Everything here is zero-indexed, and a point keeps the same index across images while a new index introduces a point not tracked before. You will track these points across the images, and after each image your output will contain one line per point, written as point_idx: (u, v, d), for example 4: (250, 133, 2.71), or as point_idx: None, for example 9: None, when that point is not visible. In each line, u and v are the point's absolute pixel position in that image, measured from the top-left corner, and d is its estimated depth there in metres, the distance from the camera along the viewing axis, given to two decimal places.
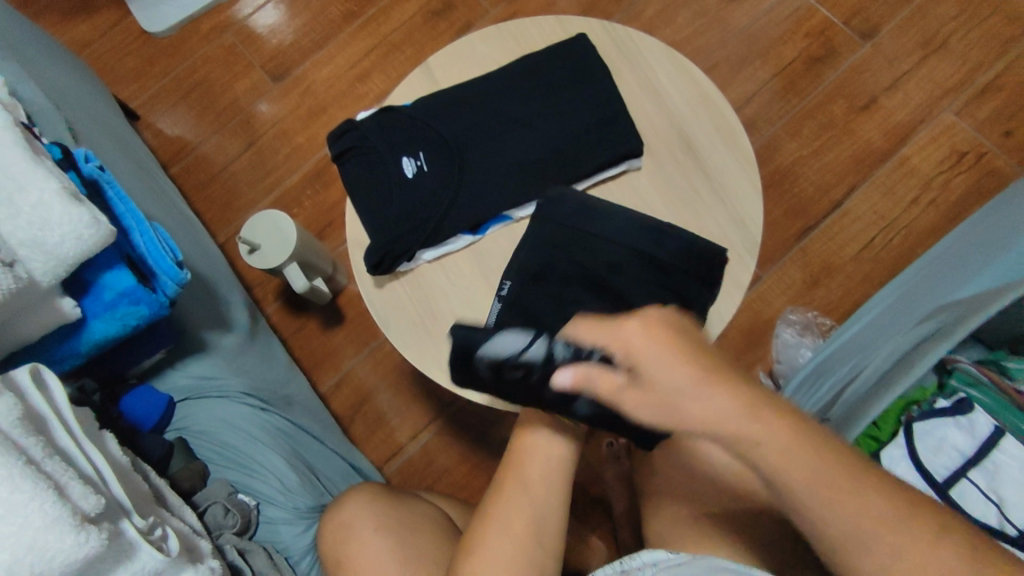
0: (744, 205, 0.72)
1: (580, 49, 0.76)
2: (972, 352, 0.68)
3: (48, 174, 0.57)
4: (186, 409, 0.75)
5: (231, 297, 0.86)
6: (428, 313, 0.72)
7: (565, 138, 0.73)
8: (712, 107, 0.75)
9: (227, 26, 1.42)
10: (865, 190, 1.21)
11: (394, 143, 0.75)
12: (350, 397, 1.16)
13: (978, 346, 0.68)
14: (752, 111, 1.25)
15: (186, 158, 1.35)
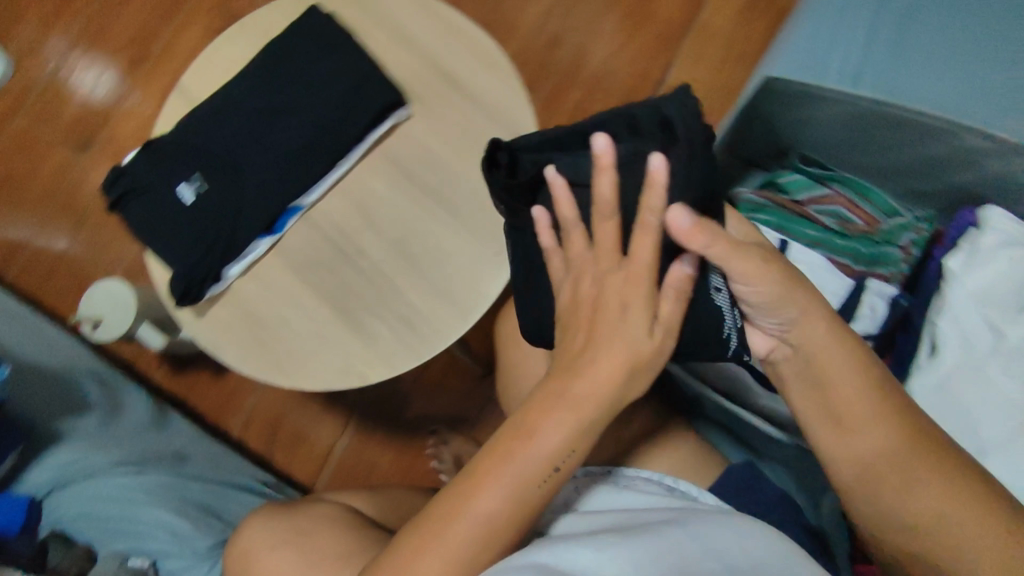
0: (519, 122, 0.73)
1: (319, 21, 0.74)
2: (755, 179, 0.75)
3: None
4: (56, 500, 0.73)
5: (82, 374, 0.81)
6: (253, 325, 0.72)
7: (328, 112, 0.71)
8: (461, 35, 0.75)
9: (16, 111, 1.34)
10: (678, 66, 1.26)
11: (162, 172, 0.72)
12: (264, 430, 1.17)
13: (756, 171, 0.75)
14: (555, 26, 1.29)
15: (19, 259, 1.28)
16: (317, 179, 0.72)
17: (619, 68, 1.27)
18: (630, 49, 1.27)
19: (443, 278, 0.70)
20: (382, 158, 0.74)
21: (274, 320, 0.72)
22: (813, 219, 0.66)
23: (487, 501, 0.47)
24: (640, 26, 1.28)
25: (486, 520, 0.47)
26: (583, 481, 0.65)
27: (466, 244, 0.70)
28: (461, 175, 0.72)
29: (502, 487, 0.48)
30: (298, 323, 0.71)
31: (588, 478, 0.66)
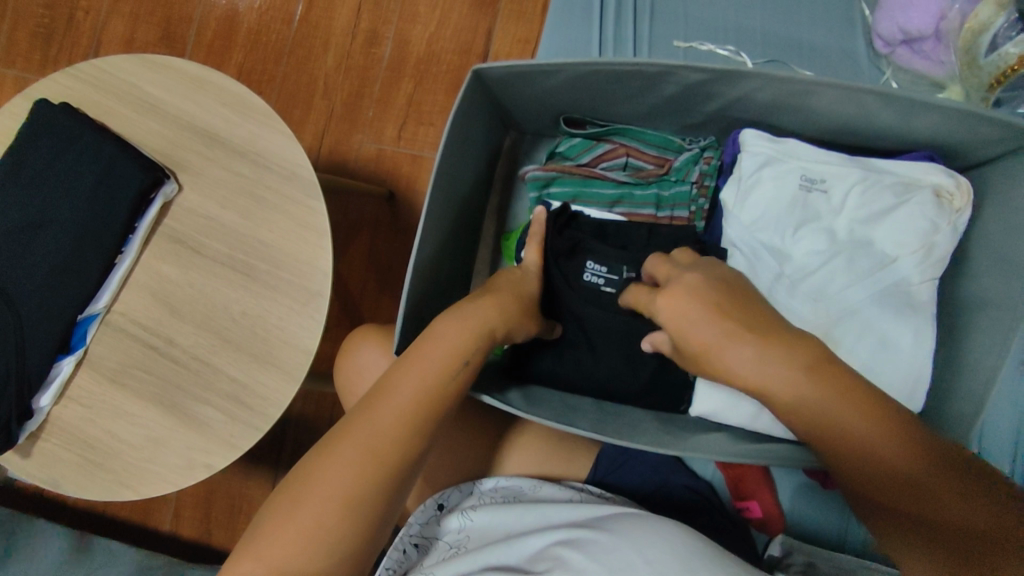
0: (292, 162, 0.69)
1: (52, 117, 0.69)
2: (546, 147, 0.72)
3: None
4: None
5: None
6: (85, 446, 0.68)
7: (81, 211, 0.66)
8: (209, 87, 0.71)
9: None
10: (500, 27, 1.19)
11: None
12: (194, 516, 1.13)
13: (545, 140, 0.72)
14: (367, 23, 1.23)
15: None
16: (99, 282, 0.67)
17: (442, 46, 1.20)
18: (447, 23, 1.21)
19: (257, 345, 0.67)
20: (169, 240, 0.70)
21: (103, 436, 0.68)
22: (603, 177, 0.65)
23: (336, 467, 0.46)
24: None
25: (336, 491, 0.45)
26: (472, 505, 0.61)
27: (272, 304, 0.67)
28: (248, 235, 0.69)
29: (353, 460, 0.46)
30: (129, 432, 0.67)
31: (477, 499, 0.62)
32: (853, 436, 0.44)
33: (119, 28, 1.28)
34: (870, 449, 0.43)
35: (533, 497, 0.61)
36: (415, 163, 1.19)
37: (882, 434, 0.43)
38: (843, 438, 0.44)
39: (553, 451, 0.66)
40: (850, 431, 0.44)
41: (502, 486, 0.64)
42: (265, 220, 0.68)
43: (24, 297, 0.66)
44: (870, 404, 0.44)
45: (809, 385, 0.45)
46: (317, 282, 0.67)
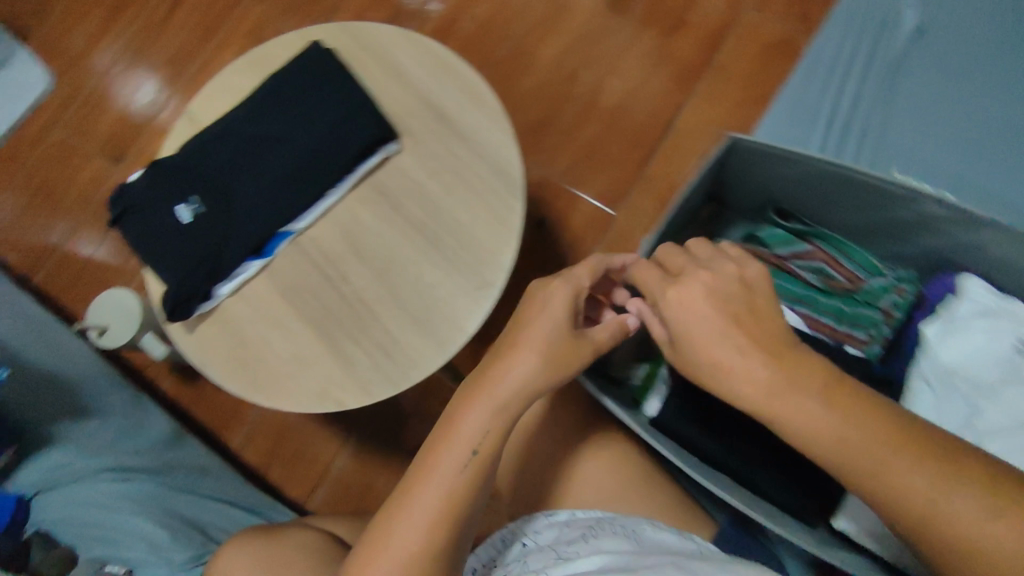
0: (507, 160, 0.74)
1: (319, 57, 0.77)
2: (733, 231, 0.72)
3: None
4: (45, 501, 0.77)
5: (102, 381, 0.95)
6: (239, 342, 0.74)
7: (317, 141, 0.74)
8: (451, 70, 0.77)
9: (55, 125, 1.43)
10: (694, 106, 1.25)
11: (162, 194, 0.76)
12: (264, 444, 1.19)
13: (736, 223, 0.73)
14: (573, 65, 1.31)
15: (44, 266, 1.34)
16: (306, 203, 0.74)
17: (635, 105, 1.27)
18: (645, 89, 1.27)
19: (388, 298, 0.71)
20: (374, 190, 0.76)
21: (258, 339, 0.74)
22: (795, 274, 0.65)
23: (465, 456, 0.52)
24: (655, 68, 1.28)
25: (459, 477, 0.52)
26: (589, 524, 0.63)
27: (446, 276, 0.71)
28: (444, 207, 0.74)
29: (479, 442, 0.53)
30: (282, 343, 0.73)
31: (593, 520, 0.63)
32: (892, 470, 0.43)
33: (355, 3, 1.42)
34: (906, 479, 0.43)
35: (649, 535, 0.60)
36: (573, 201, 1.24)
37: (916, 461, 0.43)
38: (880, 467, 0.44)
39: (636, 495, 0.66)
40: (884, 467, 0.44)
41: (593, 514, 0.65)
42: (464, 201, 0.73)
43: (246, 198, 0.74)
44: (904, 438, 0.44)
45: (841, 414, 0.45)
46: (492, 273, 0.71)
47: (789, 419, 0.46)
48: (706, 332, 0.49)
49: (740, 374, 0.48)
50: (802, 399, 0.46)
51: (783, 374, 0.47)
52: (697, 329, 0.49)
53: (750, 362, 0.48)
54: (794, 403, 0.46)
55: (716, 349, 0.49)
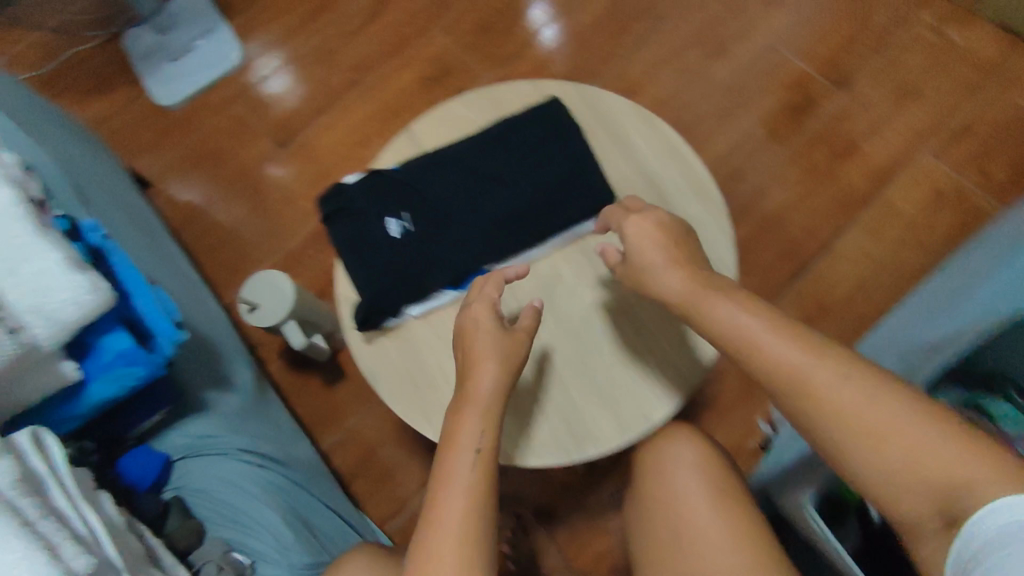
0: (721, 258, 0.74)
1: (558, 112, 0.78)
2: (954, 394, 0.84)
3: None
4: (183, 468, 0.77)
5: (233, 359, 0.95)
6: (415, 366, 0.74)
7: (543, 193, 0.74)
8: (680, 158, 0.78)
9: (236, 98, 1.55)
10: (853, 233, 1.23)
11: (374, 203, 0.75)
12: (354, 454, 1.19)
13: (959, 388, 0.85)
14: (739, 162, 1.30)
15: (198, 223, 1.45)
16: (514, 248, 0.74)
17: (794, 217, 1.25)
18: (807, 204, 1.26)
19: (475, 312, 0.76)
20: (580, 253, 0.77)
21: (435, 367, 0.74)
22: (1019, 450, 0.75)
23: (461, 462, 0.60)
24: (824, 185, 1.26)
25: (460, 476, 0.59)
26: None
27: (638, 359, 0.72)
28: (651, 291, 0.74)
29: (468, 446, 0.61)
30: None
31: None
32: (864, 411, 0.54)
33: (539, 53, 1.45)
34: (886, 418, 0.53)
35: None
36: None
37: (901, 405, 0.54)
38: (865, 415, 0.54)
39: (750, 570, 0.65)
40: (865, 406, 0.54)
41: None
42: None
43: (459, 230, 0.74)
44: (894, 394, 0.54)
45: (831, 371, 0.56)
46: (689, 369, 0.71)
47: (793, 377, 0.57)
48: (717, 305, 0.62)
49: (737, 331, 0.60)
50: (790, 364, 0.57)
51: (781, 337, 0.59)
52: (663, 274, 0.65)
53: (745, 329, 0.60)
54: (780, 369, 0.58)
55: (717, 313, 0.62)
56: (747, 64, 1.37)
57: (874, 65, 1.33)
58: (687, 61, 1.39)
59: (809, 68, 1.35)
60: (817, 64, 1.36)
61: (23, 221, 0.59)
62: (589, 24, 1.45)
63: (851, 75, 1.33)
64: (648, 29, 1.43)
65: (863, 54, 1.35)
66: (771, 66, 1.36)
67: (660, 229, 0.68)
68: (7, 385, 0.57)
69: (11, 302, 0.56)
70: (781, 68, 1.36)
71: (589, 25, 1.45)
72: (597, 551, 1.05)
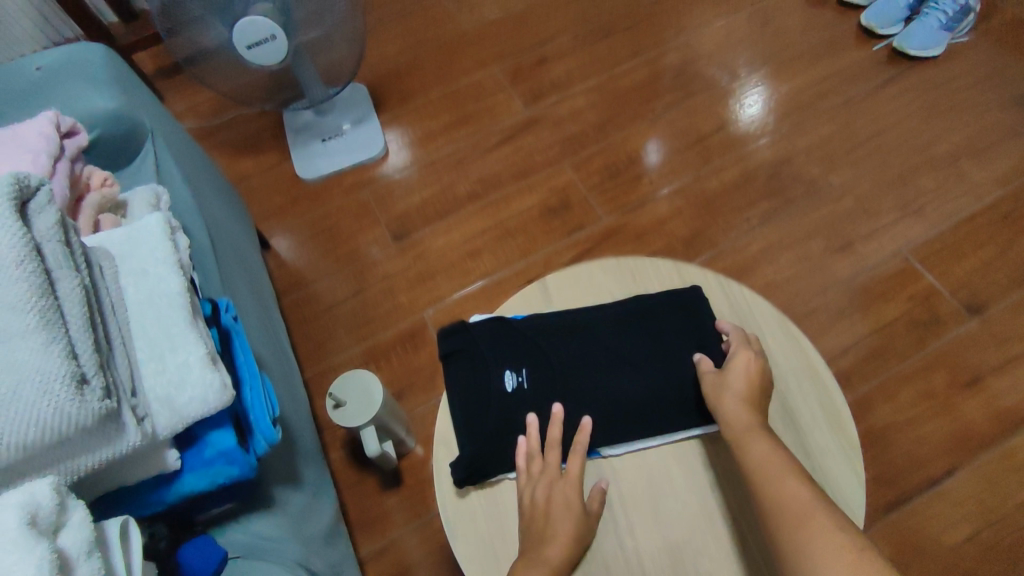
0: (850, 505, 0.68)
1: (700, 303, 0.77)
2: None
3: (86, 333, 0.51)
4: (238, 567, 0.72)
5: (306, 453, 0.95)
6: (497, 533, 0.70)
7: (669, 385, 0.72)
8: (818, 380, 0.75)
9: (367, 185, 1.64)
10: (969, 474, 1.12)
11: (496, 351, 0.75)
12: (387, 571, 1.13)
13: None
14: (849, 364, 1.24)
15: (299, 291, 1.50)
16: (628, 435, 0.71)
17: (903, 439, 1.16)
18: (920, 428, 1.17)
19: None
20: (694, 455, 0.71)
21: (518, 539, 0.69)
22: None
23: None
24: (943, 413, 1.18)
25: None
26: None
27: None
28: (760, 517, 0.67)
29: None
30: None
31: None
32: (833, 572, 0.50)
33: (662, 208, 1.48)
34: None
35: None
36: None
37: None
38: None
39: None
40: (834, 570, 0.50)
41: None
42: None
43: (576, 402, 0.72)
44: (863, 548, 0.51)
45: (829, 540, 0.52)
46: None
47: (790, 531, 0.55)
48: (775, 470, 0.60)
49: (776, 485, 0.59)
50: (802, 519, 0.55)
51: (806, 503, 0.56)
52: (723, 400, 0.67)
53: (775, 476, 0.59)
54: (786, 517, 0.56)
55: (757, 454, 0.62)
56: (874, 266, 1.34)
57: (1012, 299, 1.27)
58: (811, 248, 1.38)
59: (940, 285, 1.31)
60: (949, 283, 1.31)
61: (181, 311, 0.61)
62: (717, 192, 1.47)
63: (986, 304, 1.27)
64: (776, 208, 1.43)
65: (1001, 285, 1.29)
66: (900, 274, 1.33)
67: (747, 372, 0.69)
68: (115, 464, 0.58)
69: (146, 388, 0.57)
70: (910, 278, 1.32)
71: (716, 192, 1.47)
72: None
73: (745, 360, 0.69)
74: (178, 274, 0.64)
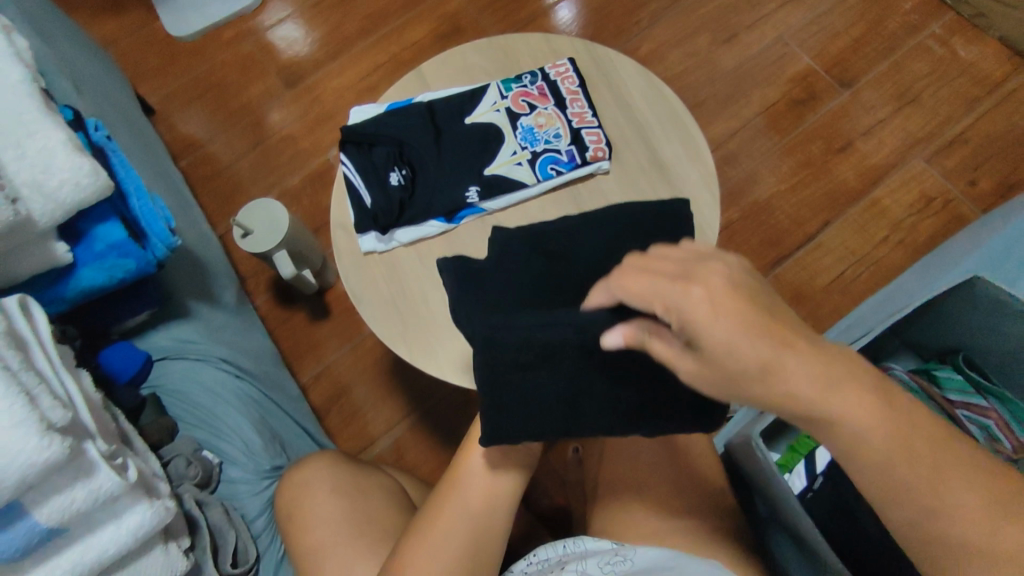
0: (705, 219, 0.77)
1: (567, 69, 0.82)
2: None
3: None
4: (163, 367, 0.79)
5: (220, 278, 0.97)
6: (399, 290, 0.76)
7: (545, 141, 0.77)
8: (678, 121, 0.81)
9: (248, 36, 1.55)
10: (838, 227, 1.26)
11: (382, 135, 0.80)
12: (329, 389, 1.20)
13: None
14: (735, 146, 1.33)
15: (195, 153, 1.46)
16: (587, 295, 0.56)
17: (782, 205, 1.28)
18: (794, 194, 1.29)
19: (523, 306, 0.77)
20: (568, 196, 0.78)
21: (419, 294, 0.76)
22: None
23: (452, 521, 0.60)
24: (818, 177, 1.30)
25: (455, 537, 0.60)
26: None
27: None
28: None
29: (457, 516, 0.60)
30: (439, 308, 0.75)
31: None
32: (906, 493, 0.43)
33: (554, 23, 1.46)
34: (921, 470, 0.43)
35: None
36: None
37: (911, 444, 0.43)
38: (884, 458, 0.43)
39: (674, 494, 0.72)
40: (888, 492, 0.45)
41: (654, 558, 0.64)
42: None
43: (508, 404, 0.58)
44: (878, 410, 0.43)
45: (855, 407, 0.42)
46: None
47: (808, 406, 0.42)
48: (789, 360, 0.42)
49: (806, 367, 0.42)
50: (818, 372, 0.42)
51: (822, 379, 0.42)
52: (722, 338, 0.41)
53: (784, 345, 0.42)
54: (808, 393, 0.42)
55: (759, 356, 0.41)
56: (757, 52, 1.39)
57: (878, 68, 1.36)
58: (699, 44, 1.41)
59: (815, 64, 1.38)
60: (823, 61, 1.38)
61: (32, 102, 0.61)
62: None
63: (855, 76, 1.36)
64: (665, 8, 1.44)
65: (869, 56, 1.37)
66: (780, 58, 1.38)
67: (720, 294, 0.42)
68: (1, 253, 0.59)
69: (11, 174, 0.58)
70: (790, 62, 1.38)
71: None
72: (555, 505, 1.05)
73: (720, 273, 0.43)
74: (22, 70, 0.62)
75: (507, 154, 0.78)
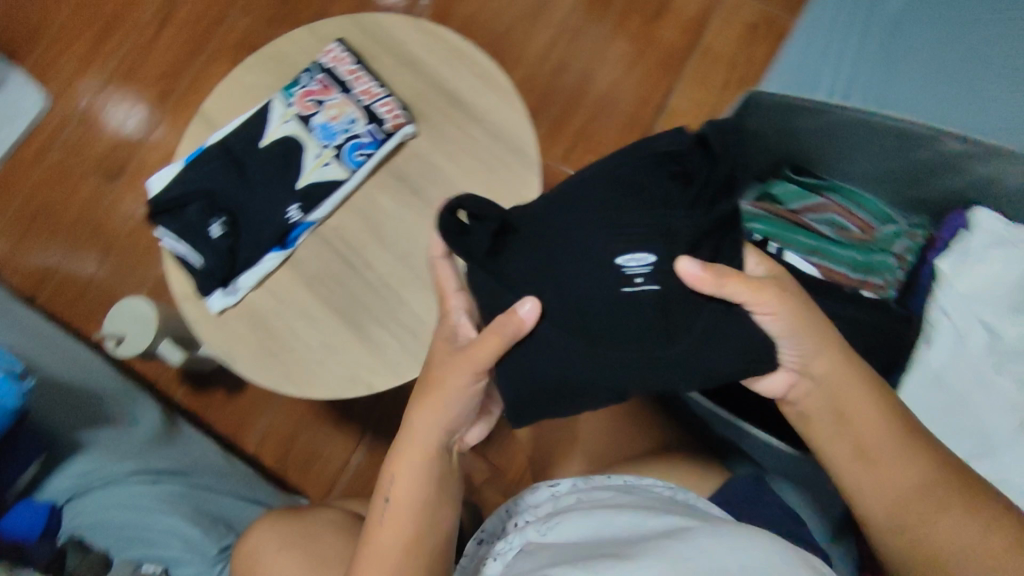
0: (522, 141, 0.75)
1: (339, 51, 0.78)
2: None
3: None
4: (75, 507, 0.78)
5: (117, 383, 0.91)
6: (264, 333, 0.74)
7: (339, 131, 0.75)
8: (466, 58, 0.78)
9: (52, 145, 1.45)
10: (680, 89, 1.30)
11: (187, 193, 0.76)
12: (278, 445, 1.19)
13: None
14: (560, 54, 1.33)
15: (52, 282, 1.38)
16: (634, 244, 0.47)
17: (623, 92, 1.31)
18: (630, 77, 1.32)
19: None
20: (389, 174, 0.76)
21: (286, 330, 0.74)
22: None
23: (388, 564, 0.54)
24: (646, 49, 1.32)
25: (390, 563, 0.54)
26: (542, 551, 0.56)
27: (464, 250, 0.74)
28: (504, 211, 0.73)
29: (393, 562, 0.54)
30: (308, 333, 0.74)
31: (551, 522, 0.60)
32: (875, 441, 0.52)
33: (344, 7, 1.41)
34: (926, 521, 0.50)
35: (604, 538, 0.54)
36: None
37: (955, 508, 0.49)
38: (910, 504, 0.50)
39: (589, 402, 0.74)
40: (849, 379, 0.52)
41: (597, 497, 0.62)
42: (484, 180, 0.75)
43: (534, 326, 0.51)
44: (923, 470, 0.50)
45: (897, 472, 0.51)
46: None
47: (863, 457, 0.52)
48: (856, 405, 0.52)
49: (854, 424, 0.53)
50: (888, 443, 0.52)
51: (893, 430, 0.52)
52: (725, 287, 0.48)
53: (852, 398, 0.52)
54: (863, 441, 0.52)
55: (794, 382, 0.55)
56: None
57: None
58: None
59: None
60: None
61: None
62: None
63: None
64: None
65: None
66: None
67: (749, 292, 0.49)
68: None
69: None
70: None
71: None
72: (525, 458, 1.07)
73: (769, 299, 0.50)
74: None
75: (312, 159, 0.76)
